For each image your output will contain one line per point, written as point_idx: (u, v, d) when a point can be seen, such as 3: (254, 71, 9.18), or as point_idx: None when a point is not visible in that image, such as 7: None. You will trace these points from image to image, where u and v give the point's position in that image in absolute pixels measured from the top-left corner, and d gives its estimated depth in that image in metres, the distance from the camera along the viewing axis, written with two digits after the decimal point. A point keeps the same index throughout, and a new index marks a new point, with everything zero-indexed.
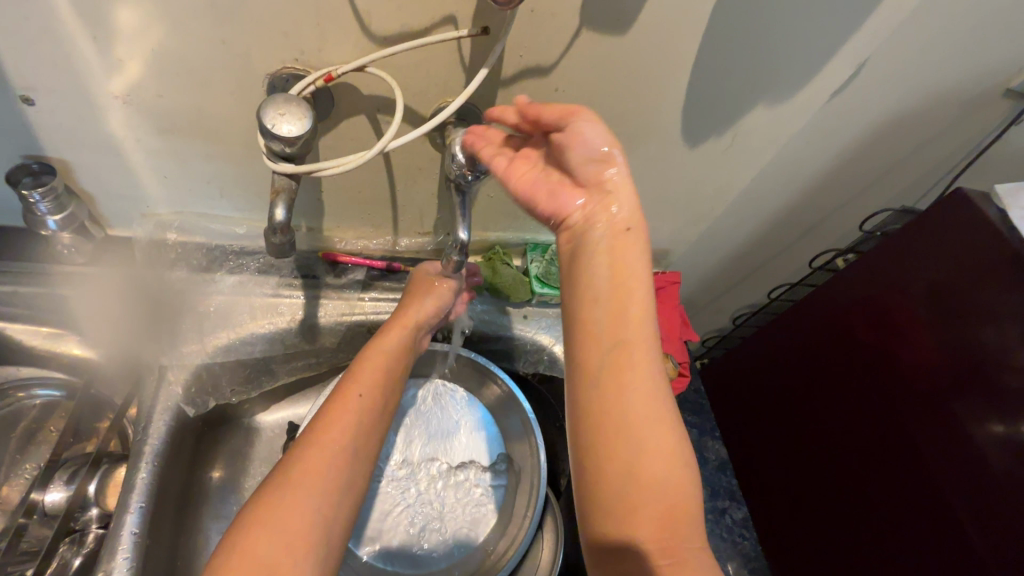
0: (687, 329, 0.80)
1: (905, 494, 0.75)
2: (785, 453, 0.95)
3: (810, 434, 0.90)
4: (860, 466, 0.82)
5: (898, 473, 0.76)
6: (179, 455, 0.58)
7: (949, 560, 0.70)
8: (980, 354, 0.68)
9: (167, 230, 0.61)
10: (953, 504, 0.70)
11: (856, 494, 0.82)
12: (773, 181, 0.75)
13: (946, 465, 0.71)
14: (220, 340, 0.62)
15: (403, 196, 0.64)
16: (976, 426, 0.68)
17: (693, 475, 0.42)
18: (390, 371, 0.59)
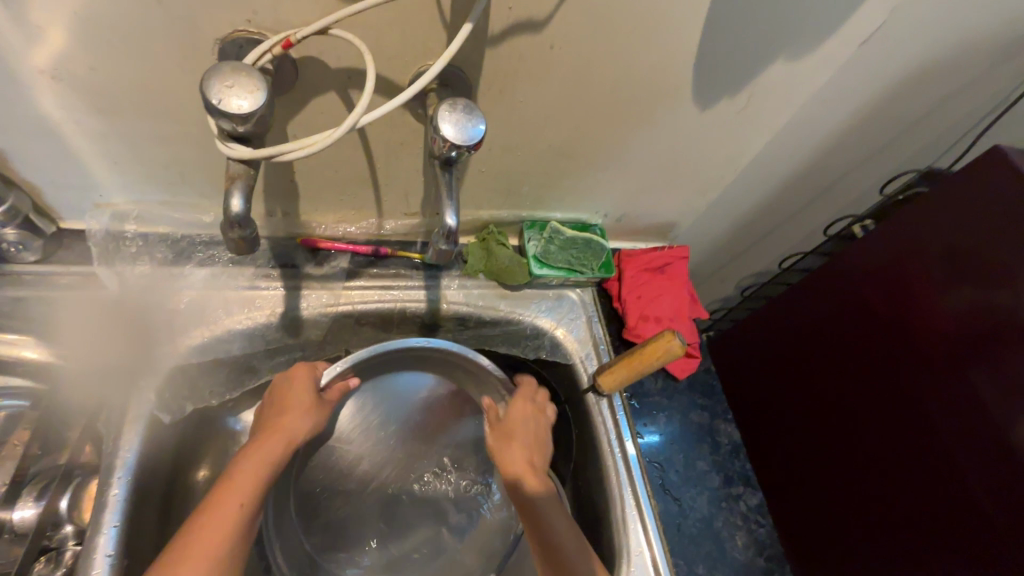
0: (697, 306, 0.76)
1: (918, 469, 0.72)
2: (793, 428, 0.91)
3: (818, 409, 0.87)
4: (870, 440, 0.79)
5: (912, 447, 0.73)
6: (157, 466, 0.54)
7: (958, 526, 0.68)
8: (998, 319, 0.64)
9: (124, 221, 0.56)
10: (970, 478, 0.67)
11: (865, 470, 0.79)
12: (789, 144, 0.69)
13: (964, 438, 0.68)
14: (193, 341, 0.57)
15: (385, 173, 0.58)
16: (989, 393, 0.65)
17: None
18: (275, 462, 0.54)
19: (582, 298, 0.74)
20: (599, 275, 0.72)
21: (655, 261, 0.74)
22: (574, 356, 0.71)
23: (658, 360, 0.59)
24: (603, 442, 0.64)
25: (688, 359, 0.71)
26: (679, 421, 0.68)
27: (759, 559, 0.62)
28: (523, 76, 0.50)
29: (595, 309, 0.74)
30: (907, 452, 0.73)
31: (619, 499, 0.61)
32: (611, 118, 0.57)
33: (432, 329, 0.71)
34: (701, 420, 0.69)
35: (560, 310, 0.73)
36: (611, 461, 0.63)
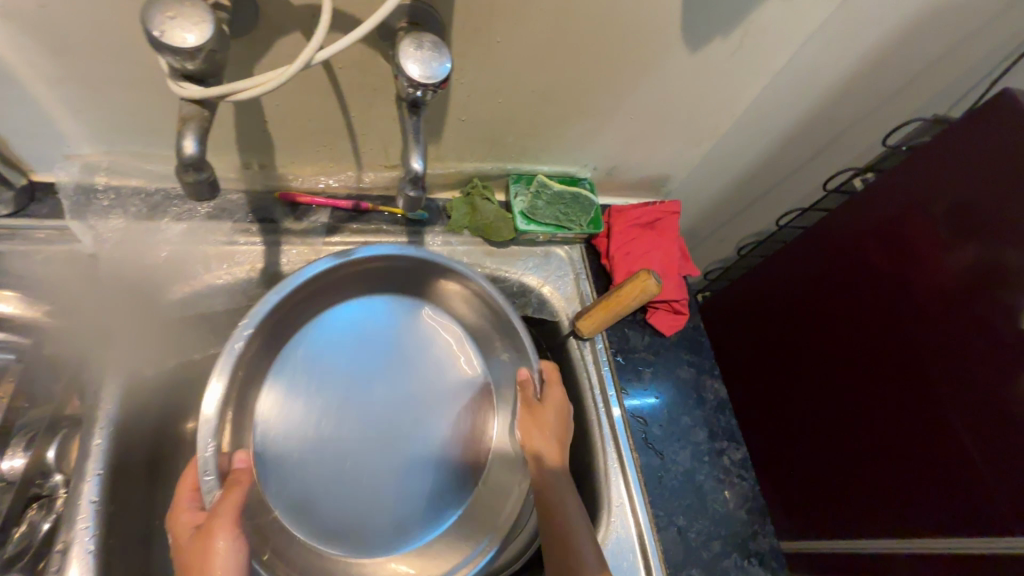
0: (688, 263, 0.74)
1: (908, 426, 0.72)
2: (787, 388, 0.92)
3: (813, 369, 0.87)
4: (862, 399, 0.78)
5: (903, 405, 0.73)
6: (139, 417, 0.55)
7: (947, 481, 0.68)
8: (998, 274, 0.62)
9: (95, 172, 0.55)
10: (958, 435, 0.67)
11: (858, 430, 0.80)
12: (788, 90, 0.65)
13: (953, 395, 0.67)
14: (176, 293, 0.57)
15: (361, 122, 0.56)
16: (985, 350, 0.64)
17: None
18: None
19: (570, 254, 0.73)
20: (588, 231, 0.71)
21: (646, 216, 0.72)
22: (561, 313, 0.70)
23: (635, 299, 0.62)
24: (588, 398, 0.65)
25: (676, 316, 0.70)
26: (666, 377, 0.68)
27: (742, 510, 0.62)
28: (500, 13, 0.47)
29: (583, 265, 0.73)
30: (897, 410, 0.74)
31: (602, 454, 0.61)
32: (596, 60, 0.54)
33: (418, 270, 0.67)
34: (688, 376, 0.68)
35: (548, 267, 0.72)
36: (596, 417, 0.63)
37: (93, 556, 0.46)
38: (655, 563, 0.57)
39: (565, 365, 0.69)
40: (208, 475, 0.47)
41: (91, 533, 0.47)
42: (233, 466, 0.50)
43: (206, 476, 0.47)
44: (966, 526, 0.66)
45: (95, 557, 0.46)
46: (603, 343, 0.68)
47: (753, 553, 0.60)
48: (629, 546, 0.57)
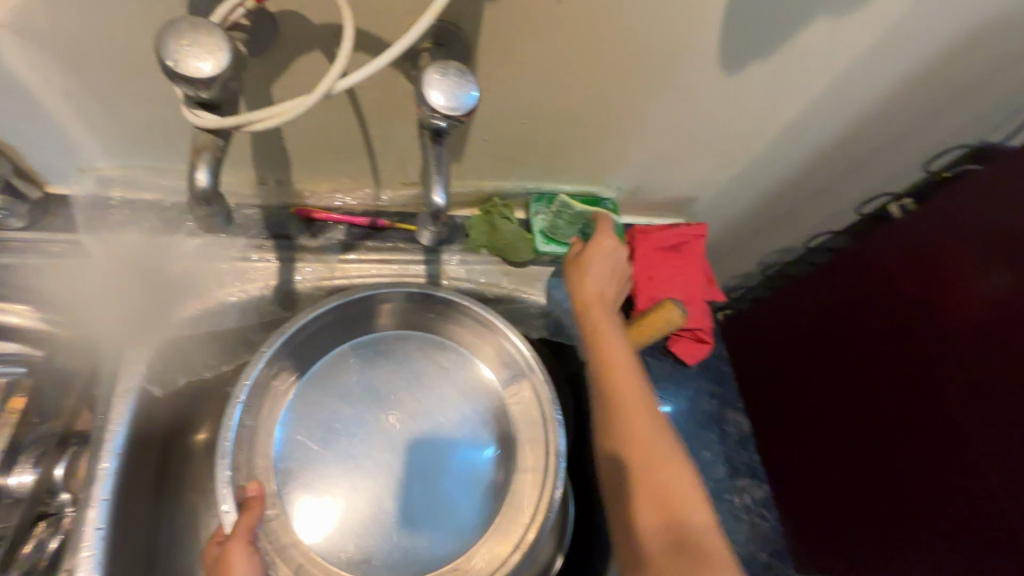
0: (713, 287, 0.71)
1: (936, 463, 0.69)
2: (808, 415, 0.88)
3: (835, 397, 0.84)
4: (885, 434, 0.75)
5: (930, 441, 0.69)
6: (148, 436, 0.54)
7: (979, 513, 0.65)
8: None
9: (110, 187, 0.54)
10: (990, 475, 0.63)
11: (881, 464, 0.76)
12: (826, 113, 0.62)
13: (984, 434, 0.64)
14: (186, 312, 0.56)
15: (379, 140, 0.54)
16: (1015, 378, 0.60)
17: None
18: None
19: None
20: None
21: (674, 239, 0.69)
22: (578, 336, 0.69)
23: (660, 330, 0.60)
24: None
25: (700, 344, 0.67)
26: (686, 408, 0.65)
27: (763, 552, 0.60)
28: (528, 33, 0.45)
29: None
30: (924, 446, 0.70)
31: None
32: (626, 81, 0.52)
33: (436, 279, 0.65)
34: (710, 408, 0.66)
35: None
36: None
37: None
38: None
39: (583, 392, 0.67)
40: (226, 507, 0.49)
41: (97, 561, 0.45)
42: (246, 495, 0.51)
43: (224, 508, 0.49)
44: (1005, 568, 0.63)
45: None
46: None
47: None
48: None
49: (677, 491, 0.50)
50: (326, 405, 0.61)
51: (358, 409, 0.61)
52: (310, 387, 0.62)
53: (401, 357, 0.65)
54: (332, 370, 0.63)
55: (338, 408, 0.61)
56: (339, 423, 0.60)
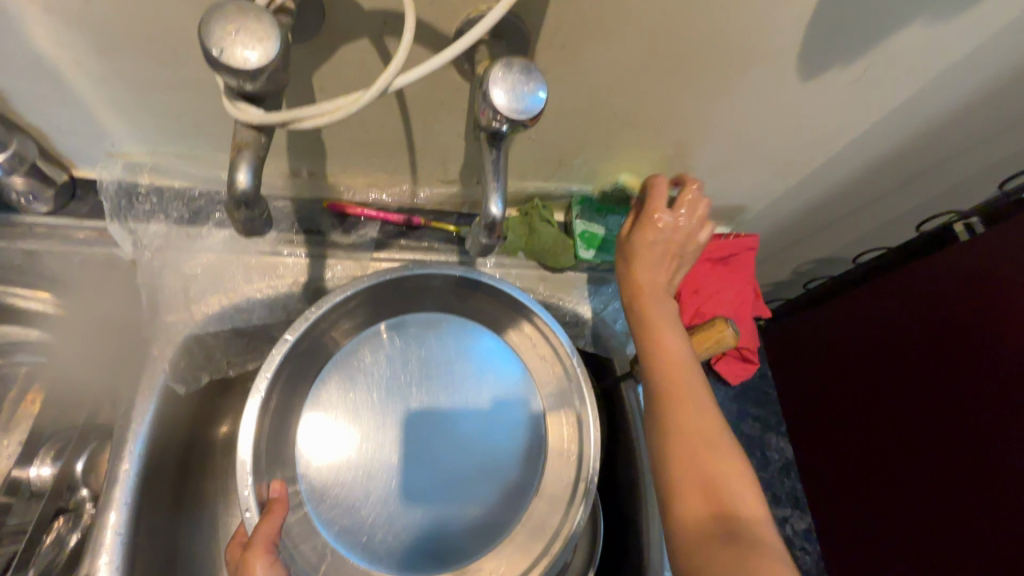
0: (759, 303, 0.67)
1: (983, 504, 0.64)
2: (841, 441, 0.84)
3: (873, 424, 0.79)
4: (926, 470, 0.70)
5: (980, 481, 0.65)
6: (171, 433, 0.52)
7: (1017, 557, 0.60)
8: None
9: (138, 173, 0.51)
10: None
11: (918, 499, 0.71)
12: (899, 125, 0.58)
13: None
14: (211, 307, 0.53)
15: (421, 136, 0.51)
16: None
17: None
18: None
19: None
20: None
21: (720, 250, 0.65)
22: (614, 350, 0.65)
23: (709, 349, 0.56)
24: (640, 451, 0.59)
25: (745, 364, 0.63)
26: None
27: None
28: (595, 29, 0.41)
29: None
30: (971, 485, 0.65)
31: (653, 515, 0.56)
32: (692, 84, 0.48)
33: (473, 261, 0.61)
34: (751, 432, 0.63)
35: (606, 298, 0.66)
36: (646, 474, 0.58)
37: None
38: None
39: (616, 407, 0.64)
40: (248, 510, 0.45)
41: (115, 568, 0.43)
42: (270, 496, 0.47)
43: (246, 511, 0.45)
44: None
45: None
46: None
47: None
48: None
49: (727, 480, 0.42)
50: (347, 400, 0.56)
51: (382, 404, 0.56)
52: (332, 380, 0.57)
53: (430, 341, 0.60)
54: (353, 360, 0.58)
55: (360, 403, 0.56)
56: (362, 420, 0.56)
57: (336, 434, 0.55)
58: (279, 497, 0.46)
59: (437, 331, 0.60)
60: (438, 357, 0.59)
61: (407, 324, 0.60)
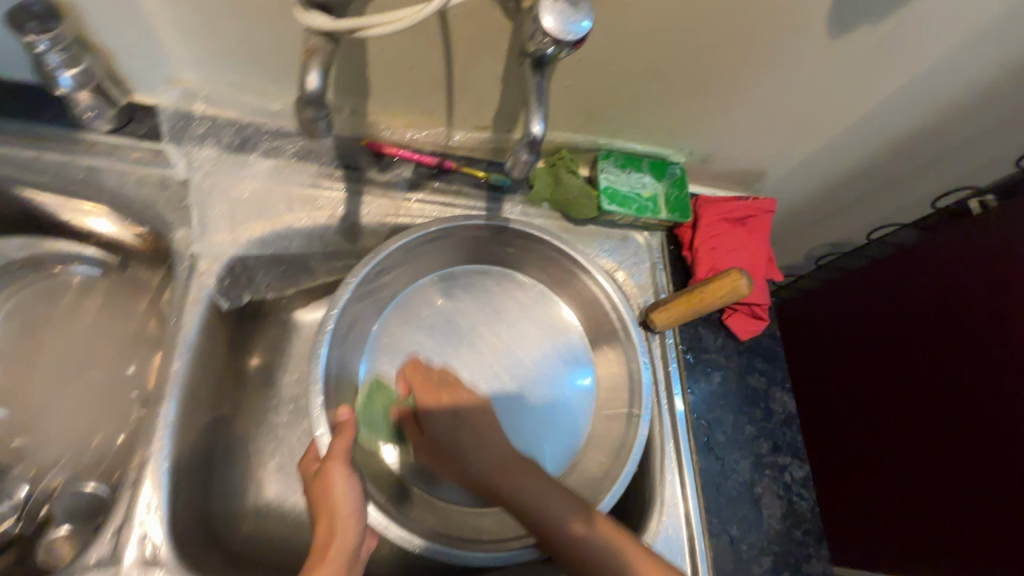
0: (773, 267, 0.69)
1: (981, 475, 0.68)
2: (861, 417, 0.86)
3: (893, 402, 0.81)
4: (936, 440, 0.74)
5: (997, 453, 0.66)
6: (215, 346, 0.56)
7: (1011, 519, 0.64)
8: None
9: (194, 100, 0.55)
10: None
11: (939, 470, 0.74)
12: (923, 96, 0.59)
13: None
14: (255, 232, 0.57)
15: (461, 77, 0.53)
16: None
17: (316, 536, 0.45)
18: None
19: (648, 242, 0.70)
20: (671, 219, 0.66)
21: (737, 210, 0.68)
22: (631, 301, 0.68)
23: (723, 297, 0.58)
24: (651, 392, 0.63)
25: (755, 321, 0.66)
26: (734, 382, 0.65)
27: (797, 530, 0.59)
28: None
29: (661, 255, 0.69)
30: (988, 456, 0.67)
31: (660, 450, 0.60)
32: (726, 36, 0.50)
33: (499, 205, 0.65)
34: (757, 385, 0.65)
35: (623, 252, 0.69)
36: (660, 426, 0.61)
37: (167, 475, 0.47)
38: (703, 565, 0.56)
39: None
40: (321, 430, 0.51)
41: (165, 454, 0.48)
42: (338, 419, 0.53)
43: (320, 431, 0.51)
44: None
45: (167, 476, 0.47)
46: (673, 338, 0.65)
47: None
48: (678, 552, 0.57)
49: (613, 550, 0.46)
50: (405, 343, 0.65)
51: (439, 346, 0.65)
52: (390, 326, 0.65)
53: (479, 291, 0.68)
54: (411, 312, 0.66)
55: (418, 346, 0.65)
56: (419, 360, 0.64)
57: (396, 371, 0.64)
58: (349, 418, 0.52)
59: (485, 283, 0.68)
60: (490, 306, 0.67)
61: (456, 277, 0.68)
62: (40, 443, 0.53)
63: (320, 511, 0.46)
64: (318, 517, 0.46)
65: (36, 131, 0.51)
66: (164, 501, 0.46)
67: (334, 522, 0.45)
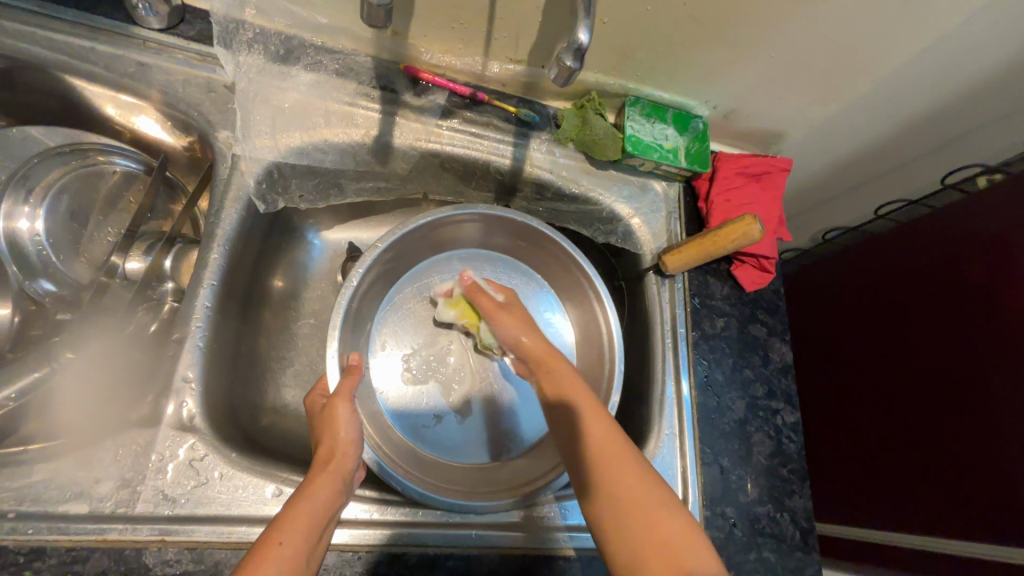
0: (782, 227, 0.71)
1: (950, 456, 0.73)
2: (847, 390, 0.91)
3: (887, 380, 0.84)
4: (914, 421, 0.78)
5: (969, 426, 0.71)
6: (247, 245, 0.58)
7: (977, 495, 0.69)
8: None
9: (245, 6, 0.55)
10: (1015, 466, 0.65)
11: (912, 451, 0.78)
12: (945, 64, 0.61)
13: (1018, 426, 0.66)
14: (292, 141, 0.59)
15: (505, 6, 0.54)
16: None
17: (322, 448, 0.47)
18: (331, 504, 0.43)
19: (666, 192, 0.72)
20: (691, 170, 0.69)
21: (754, 167, 0.70)
22: (645, 247, 0.70)
23: (734, 243, 0.62)
24: (657, 331, 0.66)
25: (762, 274, 0.68)
26: (736, 329, 0.68)
27: (783, 468, 0.63)
28: None
29: (677, 205, 0.72)
30: (963, 440, 0.72)
31: (660, 383, 0.63)
32: None
33: (526, 140, 0.67)
34: (757, 334, 0.68)
35: (641, 200, 0.71)
36: (662, 363, 0.64)
37: (202, 353, 0.50)
38: (692, 492, 0.60)
39: (638, 298, 0.70)
40: (333, 372, 0.54)
41: (201, 335, 0.51)
42: (349, 363, 0.56)
43: (330, 372, 0.54)
44: (992, 540, 0.67)
45: (202, 354, 0.50)
46: (682, 283, 0.68)
47: (787, 510, 0.61)
48: (672, 477, 0.60)
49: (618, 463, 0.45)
50: (414, 303, 0.70)
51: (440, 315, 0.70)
52: (405, 288, 0.70)
53: (487, 274, 0.72)
54: (427, 280, 0.71)
55: (421, 309, 0.70)
56: (421, 322, 0.69)
57: (396, 328, 0.68)
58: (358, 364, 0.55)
59: (491, 269, 0.73)
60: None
61: (470, 257, 0.73)
62: None
63: (321, 436, 0.48)
64: (318, 442, 0.48)
65: (91, 21, 0.54)
66: (198, 376, 0.49)
67: (335, 447, 0.47)
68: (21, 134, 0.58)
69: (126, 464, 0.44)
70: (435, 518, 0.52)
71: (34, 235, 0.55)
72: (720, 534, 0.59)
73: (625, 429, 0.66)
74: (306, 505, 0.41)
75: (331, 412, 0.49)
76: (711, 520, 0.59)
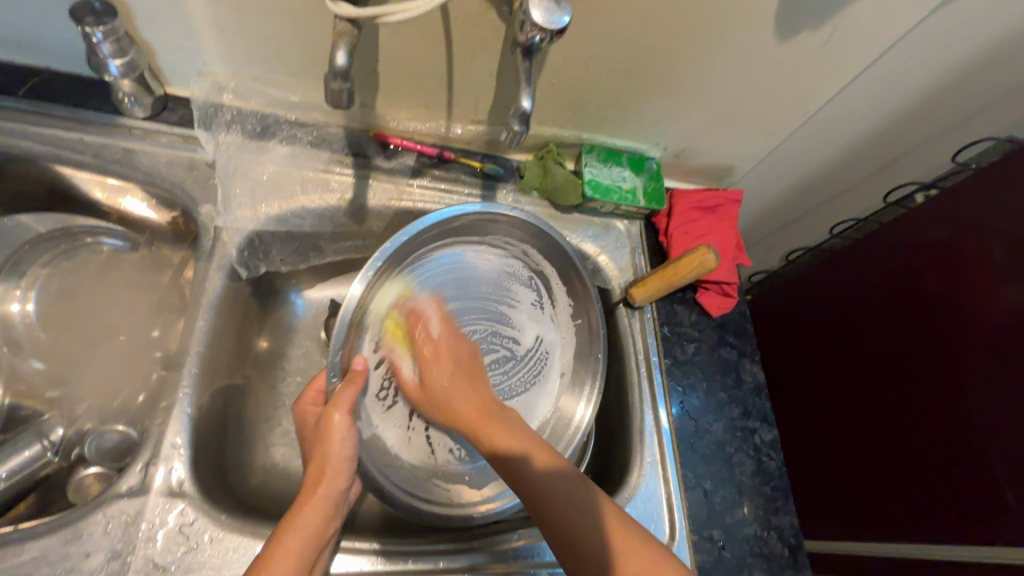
0: (741, 253, 0.76)
1: (923, 466, 0.76)
2: (827, 403, 0.93)
3: (857, 395, 0.87)
4: (887, 434, 0.82)
5: (936, 436, 0.75)
6: (232, 310, 0.61)
7: (954, 501, 0.72)
8: (1000, 322, 0.68)
9: (223, 91, 0.60)
10: (988, 472, 0.68)
11: (889, 462, 0.81)
12: (862, 95, 0.67)
13: (986, 432, 0.69)
14: (272, 209, 0.63)
15: (460, 76, 0.60)
16: (989, 386, 0.69)
17: (317, 460, 0.50)
18: (324, 527, 0.47)
19: (628, 230, 0.77)
20: (650, 208, 0.73)
21: (707, 200, 0.75)
22: (614, 282, 0.74)
23: (692, 273, 0.65)
24: (633, 361, 0.69)
25: (725, 298, 0.72)
26: (705, 354, 0.71)
27: (766, 486, 0.64)
28: None
29: (640, 241, 0.76)
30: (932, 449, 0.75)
31: (639, 412, 0.66)
32: (688, 42, 0.57)
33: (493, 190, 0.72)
34: (728, 356, 0.71)
35: (606, 238, 0.75)
36: (639, 393, 0.67)
37: (190, 418, 0.52)
38: (679, 518, 0.61)
39: (611, 332, 0.73)
40: (333, 376, 0.53)
41: (189, 399, 0.53)
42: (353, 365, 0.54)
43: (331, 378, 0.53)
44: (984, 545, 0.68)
45: (190, 418, 0.52)
46: (651, 313, 0.71)
47: (774, 527, 0.63)
48: (657, 504, 0.61)
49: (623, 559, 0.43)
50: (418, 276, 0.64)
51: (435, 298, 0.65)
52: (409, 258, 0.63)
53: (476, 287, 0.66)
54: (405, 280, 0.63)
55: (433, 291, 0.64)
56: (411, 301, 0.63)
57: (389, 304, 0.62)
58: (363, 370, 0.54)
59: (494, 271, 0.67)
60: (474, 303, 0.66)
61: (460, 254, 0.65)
62: (74, 391, 0.59)
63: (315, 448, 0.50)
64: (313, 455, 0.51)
65: (80, 115, 0.58)
66: (187, 442, 0.51)
67: (325, 464, 0.50)
68: (13, 222, 0.60)
69: (116, 536, 0.45)
70: (425, 565, 0.53)
71: (26, 314, 0.59)
72: (709, 557, 0.60)
73: (610, 462, 0.68)
74: (298, 531, 0.45)
75: (326, 425, 0.50)
76: (700, 544, 0.60)
